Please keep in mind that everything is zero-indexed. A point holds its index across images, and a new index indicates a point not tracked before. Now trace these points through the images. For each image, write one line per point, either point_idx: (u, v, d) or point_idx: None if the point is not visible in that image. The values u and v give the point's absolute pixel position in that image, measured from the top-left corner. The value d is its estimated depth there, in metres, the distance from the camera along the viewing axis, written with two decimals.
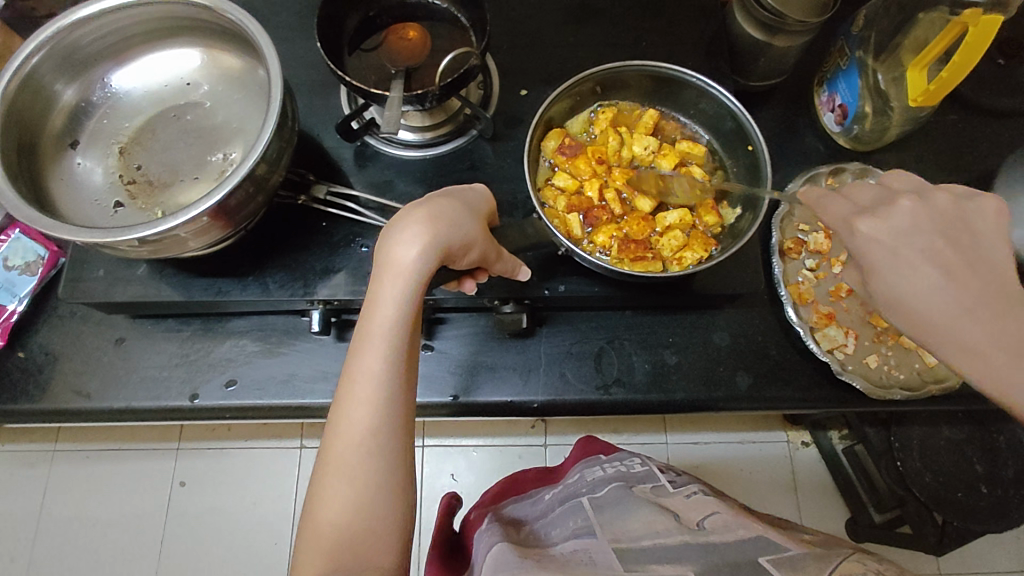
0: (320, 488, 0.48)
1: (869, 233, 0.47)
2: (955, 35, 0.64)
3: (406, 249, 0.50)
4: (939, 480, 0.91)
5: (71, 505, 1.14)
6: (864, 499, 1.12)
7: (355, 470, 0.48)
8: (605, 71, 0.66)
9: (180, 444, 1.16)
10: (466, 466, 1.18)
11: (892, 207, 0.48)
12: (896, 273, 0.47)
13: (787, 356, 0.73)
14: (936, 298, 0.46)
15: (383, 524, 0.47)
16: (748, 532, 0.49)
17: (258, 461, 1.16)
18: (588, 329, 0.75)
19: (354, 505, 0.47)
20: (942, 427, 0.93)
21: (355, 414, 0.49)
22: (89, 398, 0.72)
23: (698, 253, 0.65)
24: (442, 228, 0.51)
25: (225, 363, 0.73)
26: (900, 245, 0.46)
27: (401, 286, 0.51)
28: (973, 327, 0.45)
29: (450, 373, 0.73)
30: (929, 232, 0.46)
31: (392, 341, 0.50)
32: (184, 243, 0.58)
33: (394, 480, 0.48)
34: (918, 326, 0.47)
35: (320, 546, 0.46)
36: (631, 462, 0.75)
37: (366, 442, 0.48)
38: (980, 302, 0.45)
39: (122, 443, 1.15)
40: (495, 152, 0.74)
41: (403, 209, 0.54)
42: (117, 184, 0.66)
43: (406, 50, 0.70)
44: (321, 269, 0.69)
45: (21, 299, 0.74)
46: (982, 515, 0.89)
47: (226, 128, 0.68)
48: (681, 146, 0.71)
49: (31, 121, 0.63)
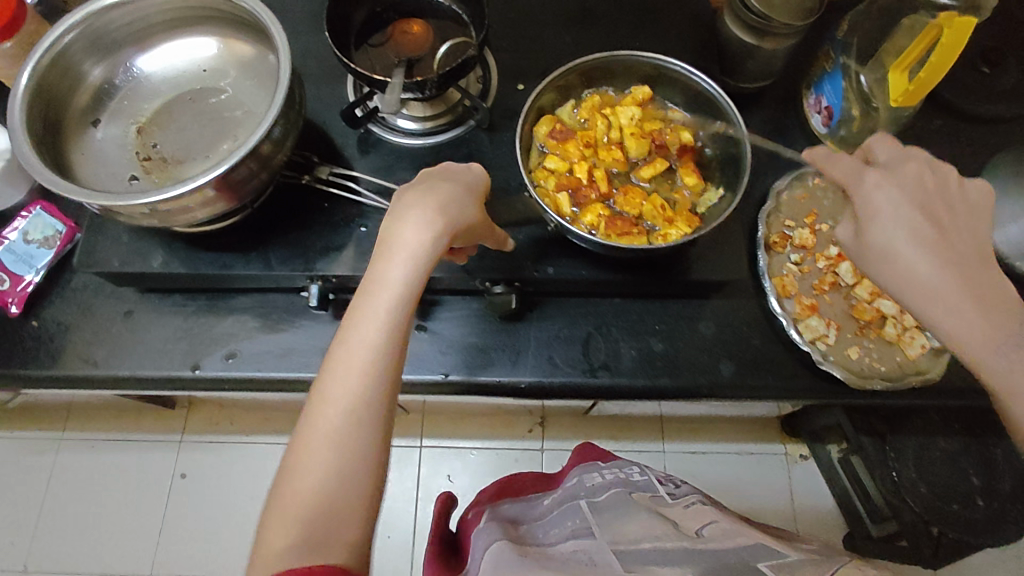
0: (299, 446, 0.49)
1: (877, 183, 0.52)
2: (932, 38, 0.67)
3: (418, 230, 0.54)
4: (935, 492, 0.99)
5: (88, 485, 1.30)
6: (862, 511, 1.20)
7: (336, 432, 0.49)
8: (593, 60, 0.68)
9: (182, 436, 1.32)
10: (462, 468, 1.33)
11: (900, 167, 0.53)
12: (891, 221, 0.51)
13: (770, 345, 0.75)
14: (926, 250, 0.50)
15: (353, 499, 0.48)
16: (746, 539, 0.51)
17: (243, 453, 1.31)
18: (577, 314, 0.77)
19: (331, 467, 0.48)
20: (936, 437, 1.01)
21: (345, 379, 0.50)
22: (96, 365, 0.76)
23: (682, 229, 0.65)
24: (451, 212, 0.56)
25: (227, 337, 0.76)
26: (901, 199, 0.51)
27: (408, 262, 0.54)
28: (952, 274, 0.49)
29: (443, 353, 0.76)
30: (928, 193, 0.52)
31: (392, 309, 0.53)
32: (190, 212, 0.62)
33: (373, 450, 0.49)
34: (898, 275, 0.50)
35: (294, 507, 0.47)
36: (630, 470, 0.77)
37: (352, 406, 0.49)
38: (964, 256, 0.50)
39: (128, 433, 1.33)
40: (490, 142, 0.77)
41: (415, 192, 0.57)
42: (134, 160, 0.70)
43: (410, 44, 0.75)
44: (322, 247, 0.72)
45: (38, 271, 0.78)
46: (978, 528, 0.96)
47: (238, 111, 0.72)
48: (671, 112, 0.72)
49: (58, 96, 0.67)
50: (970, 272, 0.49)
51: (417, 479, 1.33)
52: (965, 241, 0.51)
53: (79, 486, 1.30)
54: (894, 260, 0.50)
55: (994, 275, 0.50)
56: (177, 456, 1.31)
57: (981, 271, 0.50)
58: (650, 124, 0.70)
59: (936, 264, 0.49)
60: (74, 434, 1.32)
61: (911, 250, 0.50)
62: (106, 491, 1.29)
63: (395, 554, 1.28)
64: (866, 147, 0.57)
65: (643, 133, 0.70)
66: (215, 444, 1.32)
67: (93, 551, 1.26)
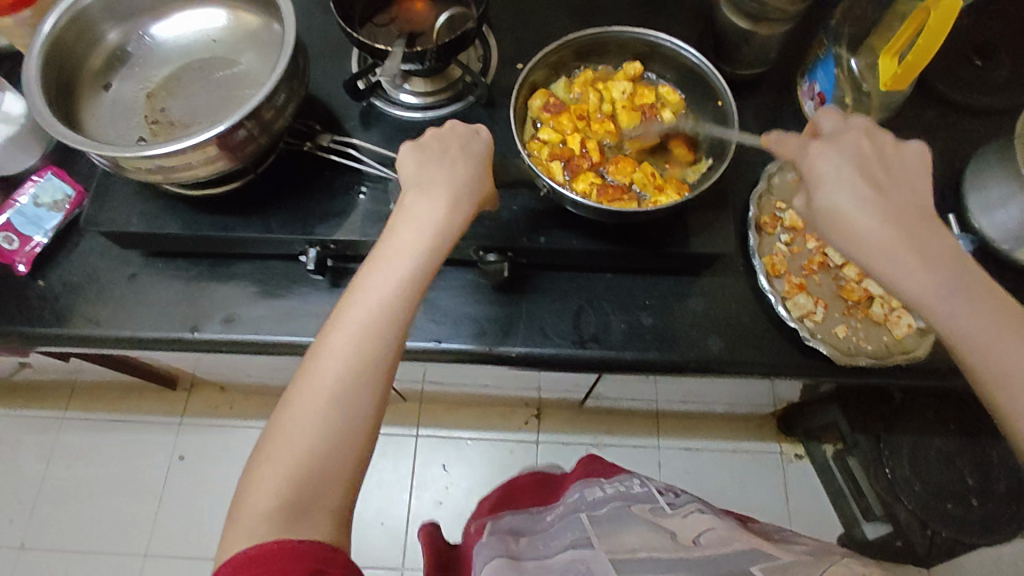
0: (293, 401, 0.50)
1: (819, 151, 0.54)
2: (920, 22, 0.69)
3: (434, 207, 0.57)
4: (928, 489, 1.01)
5: (87, 465, 1.31)
6: (857, 513, 1.22)
7: (330, 390, 0.50)
8: (586, 36, 0.71)
9: (182, 419, 1.34)
10: (458, 457, 1.34)
11: (841, 135, 0.55)
12: (835, 186, 0.53)
13: (758, 322, 0.76)
14: (869, 211, 0.51)
15: (343, 456, 0.49)
16: (740, 546, 0.52)
17: (242, 438, 1.32)
18: (570, 289, 0.79)
19: (322, 424, 0.49)
20: (932, 437, 1.03)
21: (343, 338, 0.52)
22: (99, 325, 0.78)
23: (672, 197, 0.67)
24: (464, 191, 0.59)
25: (227, 301, 0.78)
26: (840, 164, 0.53)
27: (420, 234, 0.56)
28: (893, 232, 0.51)
29: (437, 322, 0.77)
30: (867, 156, 0.54)
31: (400, 276, 0.55)
32: (192, 170, 0.64)
33: (365, 413, 0.51)
34: (848, 238, 0.52)
35: (284, 457, 0.48)
36: (631, 482, 0.75)
37: (349, 367, 0.51)
38: (904, 216, 0.51)
39: (129, 415, 1.35)
40: (488, 117, 0.79)
41: (432, 169, 0.60)
42: (142, 122, 0.72)
43: (414, 19, 0.78)
44: (321, 213, 0.74)
45: (47, 233, 0.80)
46: (973, 527, 0.99)
47: (244, 79, 0.75)
48: (662, 88, 0.75)
49: (73, 57, 0.70)
50: (909, 229, 0.51)
51: (413, 468, 1.34)
52: (905, 201, 0.52)
53: (78, 465, 1.31)
54: (844, 224, 0.52)
55: (937, 231, 0.51)
56: (176, 438, 1.33)
57: (922, 230, 0.51)
58: (641, 98, 0.73)
59: (879, 225, 0.51)
60: (76, 414, 1.34)
61: (854, 212, 0.52)
62: (106, 471, 1.31)
63: (389, 542, 1.28)
64: (813, 122, 0.59)
65: (633, 107, 0.73)
66: (214, 427, 1.33)
67: (90, 529, 1.27)
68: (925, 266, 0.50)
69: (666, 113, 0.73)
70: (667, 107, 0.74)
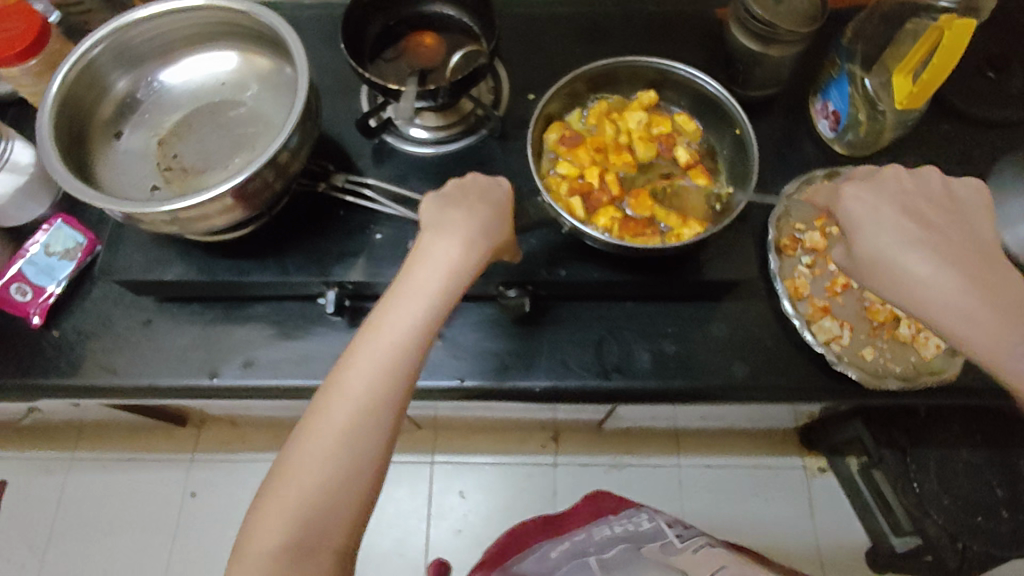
0: (301, 437, 0.50)
1: (854, 192, 0.54)
2: (933, 41, 0.69)
3: (451, 246, 0.57)
4: (958, 504, 0.99)
5: (99, 505, 1.29)
6: (885, 526, 1.20)
7: (341, 431, 0.49)
8: (599, 67, 0.70)
9: (193, 455, 1.32)
10: (475, 484, 1.33)
11: (878, 176, 0.55)
12: (872, 228, 0.53)
13: (783, 347, 0.75)
14: (913, 254, 0.51)
15: (348, 499, 0.48)
16: None
17: (255, 471, 1.30)
18: (591, 319, 0.78)
19: (329, 465, 0.48)
20: (960, 449, 1.01)
21: (355, 379, 0.51)
22: (115, 374, 0.77)
23: (694, 228, 0.66)
24: (482, 230, 0.58)
25: (244, 345, 0.77)
26: (878, 204, 0.53)
27: (437, 274, 0.55)
28: (944, 276, 0.50)
29: (457, 359, 0.76)
30: (908, 195, 0.54)
31: (417, 316, 0.54)
32: (208, 221, 0.63)
33: (374, 454, 0.49)
34: (893, 280, 0.52)
35: (289, 499, 0.47)
36: (639, 518, 0.78)
37: (361, 403, 0.50)
38: (957, 257, 0.51)
39: (139, 454, 1.33)
40: (502, 149, 0.79)
41: (450, 207, 0.59)
42: (156, 170, 0.72)
43: (423, 55, 0.78)
44: (337, 254, 0.73)
45: (60, 282, 0.79)
46: (1002, 540, 0.96)
47: (256, 122, 0.74)
48: (677, 117, 0.74)
49: (84, 108, 0.70)
50: (964, 271, 0.50)
51: (429, 496, 1.32)
52: (956, 239, 0.52)
53: (89, 506, 1.29)
54: (887, 266, 0.52)
55: (998, 272, 0.50)
56: (188, 475, 1.31)
57: (981, 272, 0.50)
58: (657, 128, 0.73)
59: (926, 267, 0.50)
60: (84, 453, 1.32)
61: (898, 254, 0.51)
62: (117, 511, 1.29)
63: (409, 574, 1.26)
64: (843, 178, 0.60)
65: (650, 138, 0.73)
66: (226, 461, 1.32)
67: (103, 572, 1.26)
68: (984, 310, 0.48)
69: (682, 142, 0.73)
70: (684, 136, 0.74)
